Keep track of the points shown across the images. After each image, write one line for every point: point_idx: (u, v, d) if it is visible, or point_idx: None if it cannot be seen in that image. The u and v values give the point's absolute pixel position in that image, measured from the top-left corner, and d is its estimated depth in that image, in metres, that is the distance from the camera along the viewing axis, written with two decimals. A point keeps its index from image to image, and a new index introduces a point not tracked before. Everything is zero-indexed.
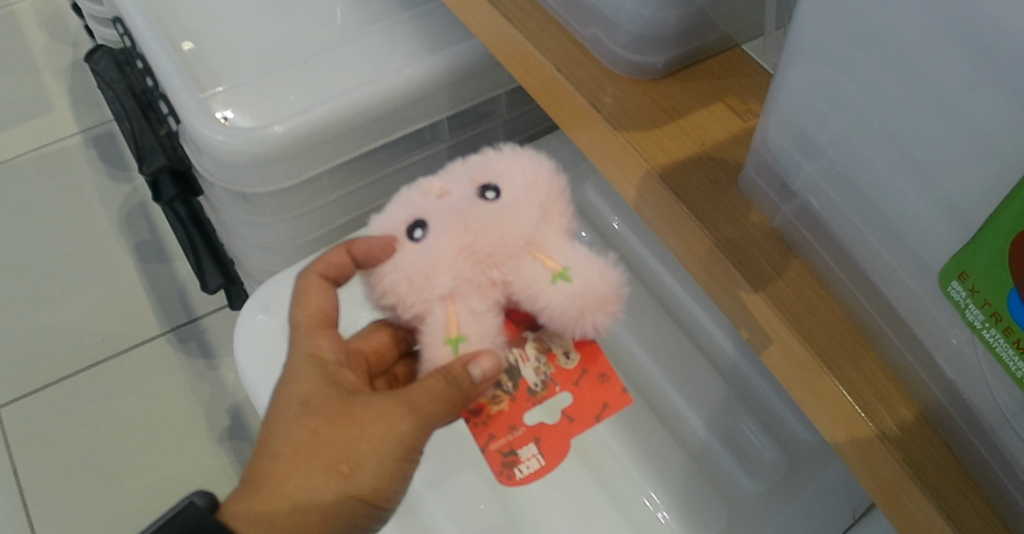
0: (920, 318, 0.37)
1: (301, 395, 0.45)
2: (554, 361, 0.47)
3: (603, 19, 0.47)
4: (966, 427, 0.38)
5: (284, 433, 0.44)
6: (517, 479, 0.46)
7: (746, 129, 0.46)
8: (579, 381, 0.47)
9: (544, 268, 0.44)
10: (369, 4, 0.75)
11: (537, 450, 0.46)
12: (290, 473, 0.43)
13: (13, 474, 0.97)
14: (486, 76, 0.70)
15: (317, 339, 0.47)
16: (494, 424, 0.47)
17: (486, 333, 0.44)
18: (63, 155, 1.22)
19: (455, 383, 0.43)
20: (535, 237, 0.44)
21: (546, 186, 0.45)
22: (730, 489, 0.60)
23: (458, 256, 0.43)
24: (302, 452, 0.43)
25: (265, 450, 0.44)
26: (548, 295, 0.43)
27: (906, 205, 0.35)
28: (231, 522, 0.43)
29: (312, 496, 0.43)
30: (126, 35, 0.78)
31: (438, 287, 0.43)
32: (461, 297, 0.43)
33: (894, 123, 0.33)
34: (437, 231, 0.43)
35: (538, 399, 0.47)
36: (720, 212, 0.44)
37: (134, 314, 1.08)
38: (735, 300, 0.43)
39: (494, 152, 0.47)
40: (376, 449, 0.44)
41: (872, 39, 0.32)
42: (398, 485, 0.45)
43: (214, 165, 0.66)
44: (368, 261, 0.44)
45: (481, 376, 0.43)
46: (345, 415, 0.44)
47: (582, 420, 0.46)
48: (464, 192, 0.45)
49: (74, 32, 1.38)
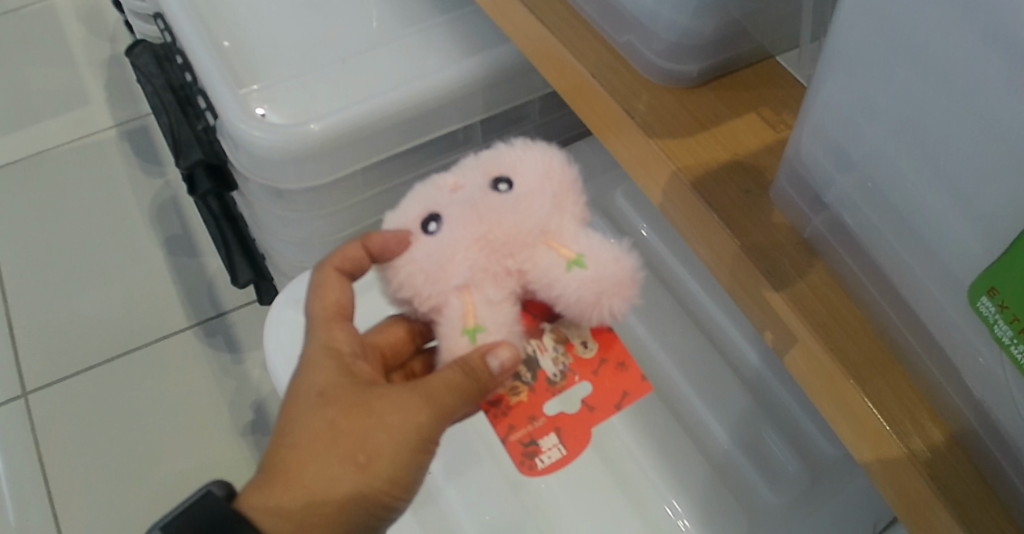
0: (949, 334, 0.37)
1: (317, 387, 0.45)
2: (573, 350, 0.48)
3: (638, 27, 0.47)
4: (992, 446, 0.38)
5: (302, 424, 0.45)
6: (538, 469, 0.46)
7: (779, 140, 0.46)
8: (598, 370, 0.47)
9: (560, 256, 0.44)
10: (406, 7, 0.76)
11: (558, 440, 0.46)
12: (308, 462, 0.44)
13: (39, 459, 0.98)
14: (519, 81, 0.71)
15: (333, 332, 0.48)
16: (514, 415, 0.47)
17: (502, 323, 0.44)
18: (98, 147, 1.25)
19: (472, 374, 0.43)
20: (550, 225, 0.44)
21: (559, 175, 0.46)
22: (751, 499, 0.60)
23: (473, 246, 0.43)
24: (319, 442, 0.44)
25: (283, 441, 0.45)
26: (564, 282, 0.44)
27: (939, 219, 0.35)
28: (252, 513, 0.44)
29: (329, 486, 0.44)
30: (166, 31, 0.79)
31: (455, 277, 0.43)
32: (478, 287, 0.43)
33: (926, 138, 0.34)
34: (452, 224, 0.44)
35: (557, 389, 0.47)
36: (747, 218, 0.44)
37: (162, 307, 1.09)
38: (759, 304, 0.43)
39: (505, 147, 0.47)
40: (393, 439, 0.44)
41: (908, 51, 0.33)
42: (417, 474, 0.46)
43: (249, 159, 0.67)
44: (384, 255, 0.44)
45: (500, 367, 0.43)
46: (361, 406, 0.45)
47: (601, 409, 0.47)
48: (478, 184, 0.45)
49: (113, 27, 1.40)
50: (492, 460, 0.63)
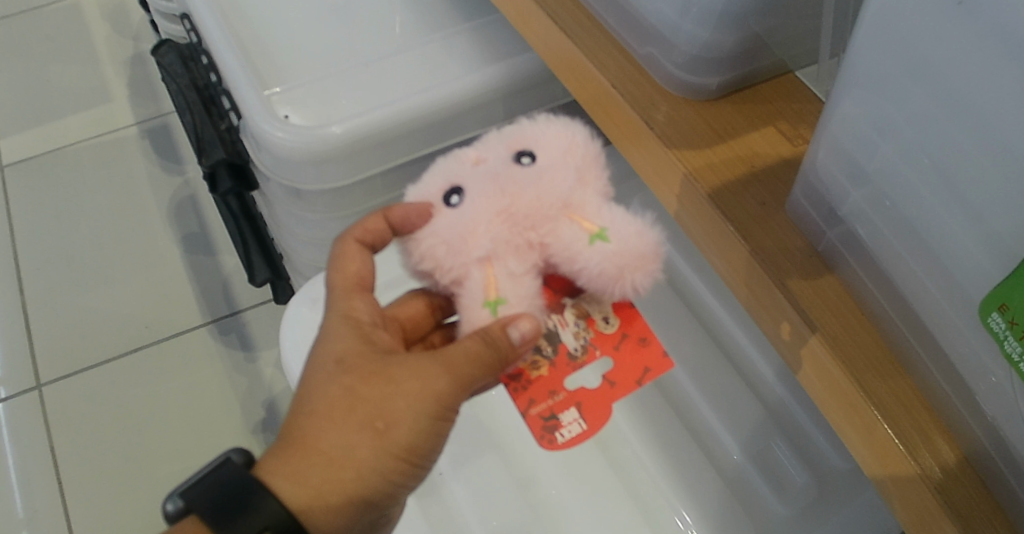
0: (960, 351, 0.37)
1: (336, 354, 0.46)
2: (594, 325, 0.48)
3: (659, 39, 0.48)
4: (999, 462, 0.38)
5: (319, 392, 0.45)
6: (559, 443, 0.46)
7: (796, 154, 0.47)
8: (619, 345, 0.48)
9: (582, 230, 0.45)
10: (429, 12, 0.77)
11: (579, 414, 0.47)
12: (325, 429, 0.44)
13: (51, 451, 0.99)
14: (540, 89, 0.71)
15: (352, 302, 0.48)
16: (534, 389, 0.47)
17: (523, 296, 0.45)
18: (118, 144, 1.26)
19: (493, 345, 0.43)
20: (572, 199, 0.45)
21: (582, 150, 0.47)
22: (760, 510, 0.60)
23: (495, 218, 0.44)
24: (338, 408, 0.45)
25: (302, 408, 0.46)
26: (587, 256, 0.44)
27: (953, 237, 0.35)
28: (267, 477, 0.45)
29: (347, 451, 0.44)
30: (192, 31, 0.81)
31: (476, 250, 0.44)
32: (499, 259, 0.44)
33: (942, 157, 0.34)
34: (474, 196, 0.45)
35: (578, 363, 0.47)
36: (763, 231, 0.44)
37: (178, 304, 1.10)
38: (773, 317, 0.44)
39: (528, 122, 0.48)
40: (411, 406, 0.45)
41: (924, 74, 0.33)
42: (434, 443, 0.47)
43: (270, 159, 0.68)
44: (405, 227, 0.45)
45: (520, 338, 0.43)
46: (380, 373, 0.45)
47: (623, 384, 0.47)
48: (501, 157, 0.47)
49: (136, 26, 1.42)
50: (502, 462, 0.63)
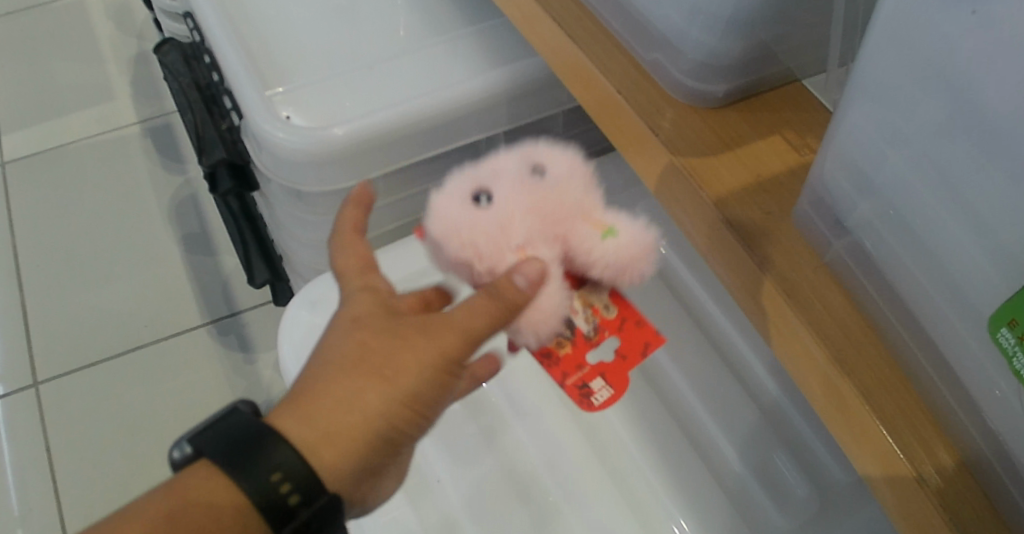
0: (968, 367, 0.37)
1: (352, 314, 0.44)
2: (597, 313, 0.47)
3: (665, 45, 0.47)
4: (1006, 479, 0.38)
5: (331, 341, 0.43)
6: (594, 406, 0.48)
7: (802, 163, 0.46)
8: (622, 326, 0.47)
9: (594, 227, 0.44)
10: (434, 14, 0.77)
11: (604, 382, 0.48)
12: (325, 374, 0.42)
13: (46, 449, 0.99)
14: (545, 93, 0.71)
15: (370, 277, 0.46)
16: (563, 364, 0.47)
17: (555, 294, 0.43)
18: (120, 142, 1.26)
19: (504, 291, 0.41)
20: (586, 203, 0.44)
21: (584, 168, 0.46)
22: (762, 522, 0.58)
23: (525, 212, 0.42)
24: (341, 355, 0.42)
25: (306, 366, 0.43)
26: (601, 251, 0.43)
27: (963, 251, 0.35)
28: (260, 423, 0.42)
29: (345, 399, 0.41)
30: (195, 29, 0.80)
31: (513, 240, 0.42)
32: (532, 249, 0.42)
33: (951, 170, 0.34)
34: (502, 195, 0.42)
35: (593, 343, 0.47)
36: (768, 241, 0.44)
37: (177, 303, 1.10)
38: (777, 329, 0.43)
39: (532, 142, 0.46)
40: (417, 357, 0.42)
41: (935, 82, 0.33)
42: (433, 404, 0.43)
43: (271, 161, 0.68)
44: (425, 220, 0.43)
45: (526, 283, 0.41)
46: (390, 327, 0.43)
47: (632, 357, 0.47)
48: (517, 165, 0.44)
49: (140, 25, 1.42)
50: (499, 466, 0.62)
